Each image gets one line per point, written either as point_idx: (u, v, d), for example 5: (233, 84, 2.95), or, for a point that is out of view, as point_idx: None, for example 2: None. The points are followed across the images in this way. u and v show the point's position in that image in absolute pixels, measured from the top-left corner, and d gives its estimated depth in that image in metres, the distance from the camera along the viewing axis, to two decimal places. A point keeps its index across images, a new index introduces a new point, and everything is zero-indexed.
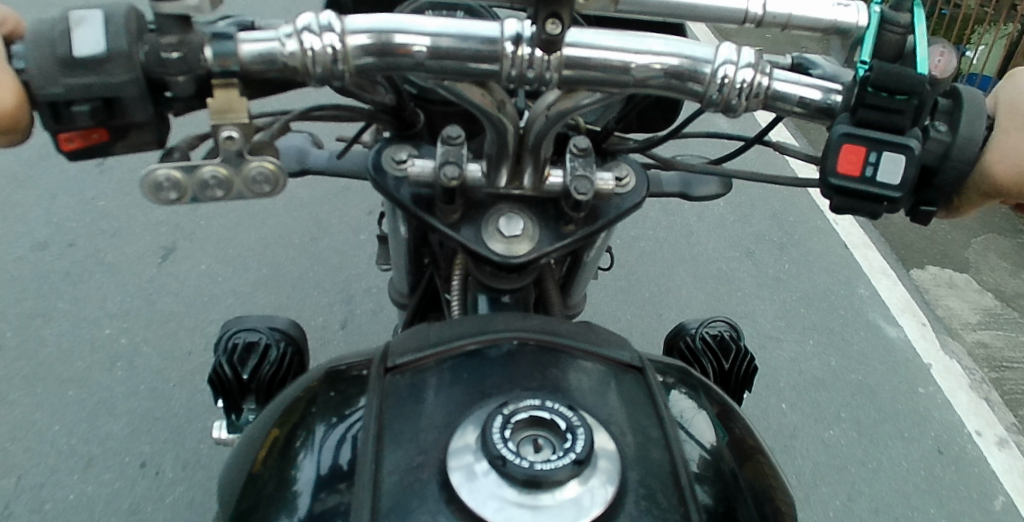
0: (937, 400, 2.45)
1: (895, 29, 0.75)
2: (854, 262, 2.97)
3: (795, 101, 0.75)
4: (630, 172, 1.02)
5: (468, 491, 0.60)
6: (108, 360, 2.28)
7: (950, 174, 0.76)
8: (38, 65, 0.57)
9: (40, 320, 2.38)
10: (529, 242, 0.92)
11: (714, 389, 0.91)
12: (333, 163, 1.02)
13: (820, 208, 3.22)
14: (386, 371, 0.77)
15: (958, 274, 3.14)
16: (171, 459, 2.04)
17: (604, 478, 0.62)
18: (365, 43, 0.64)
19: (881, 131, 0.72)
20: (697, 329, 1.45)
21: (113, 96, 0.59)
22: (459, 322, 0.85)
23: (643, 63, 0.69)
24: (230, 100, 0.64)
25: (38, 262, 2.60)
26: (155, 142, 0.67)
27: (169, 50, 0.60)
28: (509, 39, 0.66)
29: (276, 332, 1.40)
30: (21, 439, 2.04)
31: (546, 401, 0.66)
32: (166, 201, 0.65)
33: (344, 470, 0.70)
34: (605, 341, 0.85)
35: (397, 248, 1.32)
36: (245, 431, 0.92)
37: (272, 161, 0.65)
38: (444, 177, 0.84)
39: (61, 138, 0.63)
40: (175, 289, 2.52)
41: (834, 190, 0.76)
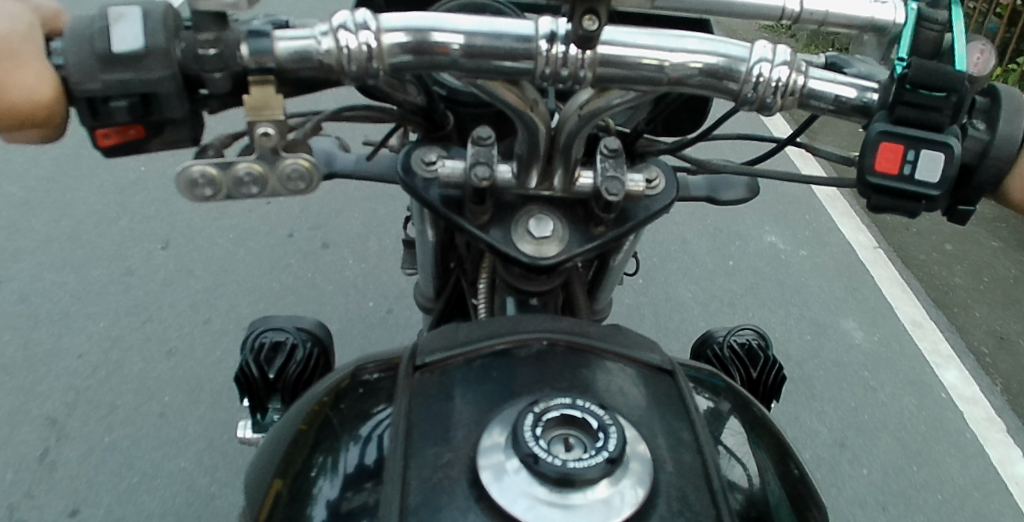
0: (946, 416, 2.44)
1: (934, 26, 0.72)
2: (866, 279, 2.98)
3: (832, 99, 0.74)
4: (660, 176, 1.00)
5: (498, 489, 0.59)
6: (136, 357, 2.31)
7: (990, 173, 0.74)
8: (78, 62, 0.58)
9: (74, 315, 2.43)
10: (559, 244, 0.92)
11: (745, 394, 0.90)
12: (361, 166, 1.02)
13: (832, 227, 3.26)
14: (415, 369, 0.77)
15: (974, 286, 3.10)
16: (197, 457, 2.05)
17: (635, 480, 0.61)
18: (403, 40, 0.65)
19: (919, 129, 0.71)
20: (724, 339, 1.43)
21: (150, 92, 0.60)
22: (487, 323, 0.84)
23: (678, 62, 0.69)
24: (267, 97, 0.64)
25: (70, 259, 2.64)
26: (189, 140, 0.67)
27: (206, 46, 0.61)
28: (543, 37, 0.66)
29: (303, 332, 1.40)
30: (55, 433, 2.08)
31: (577, 400, 0.65)
32: (201, 198, 0.66)
33: (371, 468, 0.70)
34: (635, 344, 0.84)
35: (424, 252, 1.32)
36: (270, 430, 0.92)
37: (306, 158, 0.66)
38: (475, 178, 0.84)
39: (98, 134, 0.64)
40: (206, 289, 2.56)
41: (870, 188, 0.74)
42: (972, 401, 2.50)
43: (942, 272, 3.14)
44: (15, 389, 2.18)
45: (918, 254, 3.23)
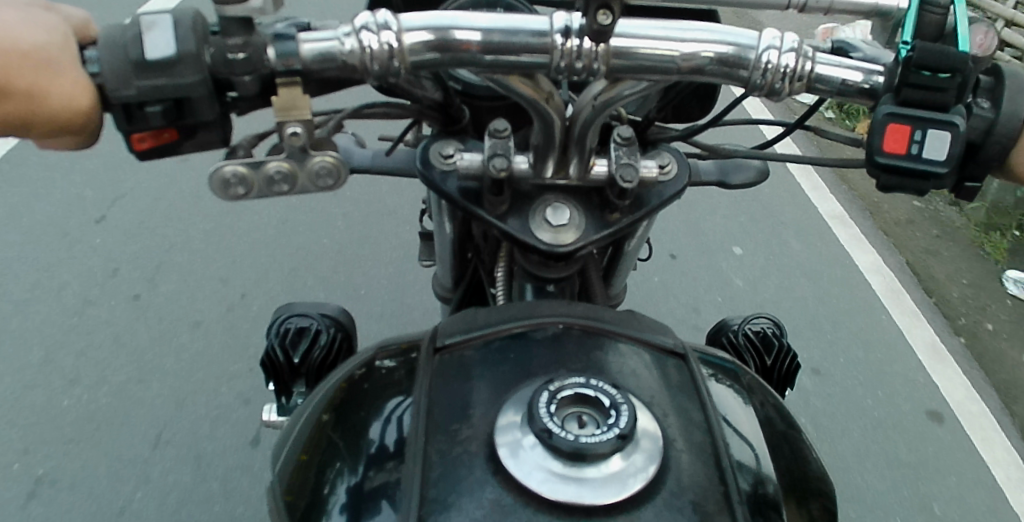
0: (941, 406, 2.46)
1: (934, 10, 0.75)
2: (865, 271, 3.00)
3: (838, 84, 0.75)
4: (672, 160, 1.03)
5: (515, 464, 0.62)
6: (162, 347, 2.37)
7: (994, 149, 0.75)
8: (112, 68, 0.61)
9: (103, 304, 2.49)
10: (575, 231, 0.95)
11: (755, 379, 0.92)
12: (378, 160, 1.05)
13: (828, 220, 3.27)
14: (435, 351, 0.80)
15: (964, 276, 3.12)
16: (225, 446, 2.12)
17: (645, 456, 0.64)
18: (426, 38, 0.67)
19: (924, 109, 0.73)
20: (739, 326, 1.45)
21: (183, 96, 0.63)
22: (504, 308, 0.87)
23: (689, 51, 0.70)
24: (294, 98, 0.67)
25: (96, 252, 2.70)
26: (220, 140, 0.71)
27: (235, 51, 0.64)
28: (558, 31, 0.68)
29: (327, 318, 1.44)
30: (86, 417, 2.15)
31: (590, 379, 0.68)
32: (233, 196, 0.69)
33: (392, 448, 0.73)
34: (648, 328, 0.87)
35: (441, 244, 1.35)
36: (294, 414, 0.95)
37: (333, 156, 0.69)
38: (493, 169, 0.87)
39: (134, 139, 0.67)
40: (231, 280, 2.63)
41: (878, 168, 0.75)
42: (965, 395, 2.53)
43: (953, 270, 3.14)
44: (45, 378, 2.24)
45: (928, 248, 3.24)
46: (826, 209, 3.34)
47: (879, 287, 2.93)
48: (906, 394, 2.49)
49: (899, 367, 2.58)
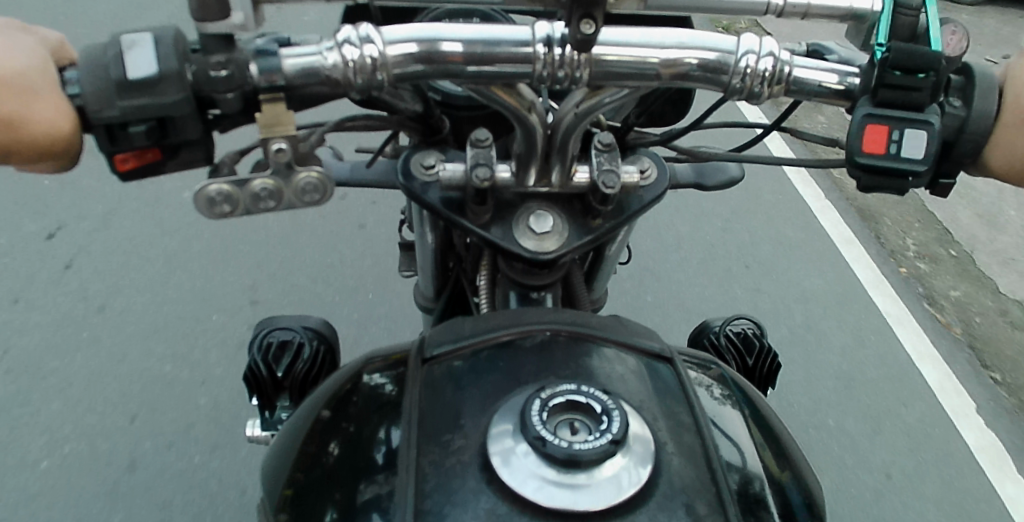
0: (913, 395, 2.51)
1: (908, 11, 0.77)
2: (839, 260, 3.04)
3: (815, 86, 0.77)
4: (651, 164, 1.04)
5: (508, 472, 0.63)
6: (143, 366, 2.33)
7: (967, 146, 0.78)
8: (94, 90, 0.61)
9: (78, 325, 2.44)
10: (559, 238, 0.95)
11: (739, 382, 0.94)
12: (357, 174, 1.05)
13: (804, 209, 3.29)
14: (423, 362, 0.80)
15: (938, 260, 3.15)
16: (210, 465, 2.07)
17: (638, 461, 0.64)
18: (412, 51, 0.68)
19: (900, 109, 0.75)
20: (721, 327, 1.46)
21: (166, 115, 0.62)
22: (491, 316, 0.87)
23: (669, 57, 0.72)
24: (278, 114, 0.67)
25: (73, 272, 2.65)
26: (204, 159, 0.70)
27: (217, 69, 0.64)
28: (540, 40, 0.69)
29: (309, 331, 1.43)
30: (63, 442, 2.10)
31: (582, 386, 0.69)
32: (219, 215, 0.69)
33: (381, 461, 0.73)
34: (634, 333, 0.88)
35: (423, 253, 1.35)
36: (280, 430, 0.94)
37: (319, 171, 0.68)
38: (476, 179, 0.87)
39: (117, 159, 0.66)
40: (210, 295, 2.60)
41: (859, 169, 0.77)
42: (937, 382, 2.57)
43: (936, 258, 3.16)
44: (22, 402, 2.19)
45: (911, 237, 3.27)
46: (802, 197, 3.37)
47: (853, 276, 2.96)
48: (885, 387, 2.52)
49: (880, 361, 2.61)
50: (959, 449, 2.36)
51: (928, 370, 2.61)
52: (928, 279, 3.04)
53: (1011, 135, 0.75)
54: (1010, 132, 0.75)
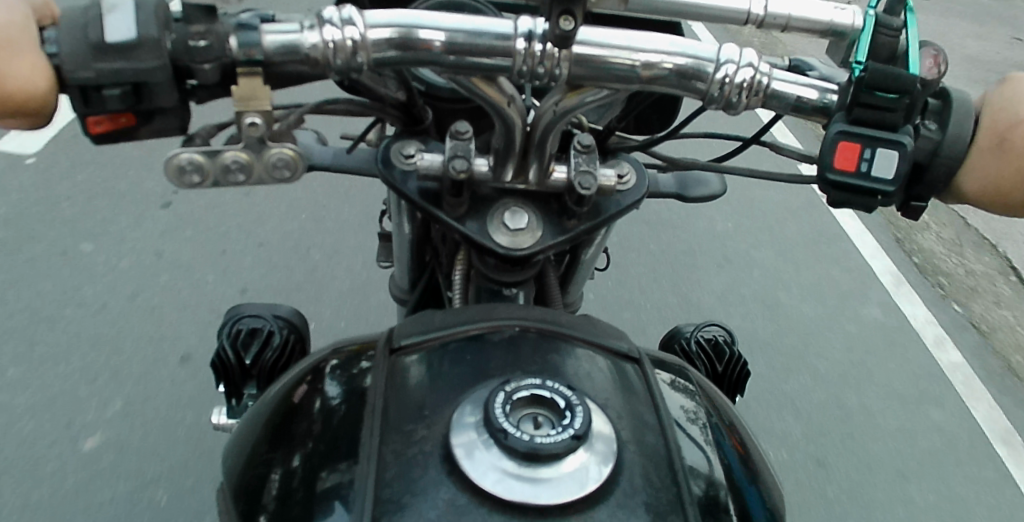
0: (879, 409, 2.55)
1: (889, 33, 0.78)
2: (812, 278, 3.10)
3: (794, 100, 0.78)
4: (630, 170, 1.05)
5: (469, 464, 0.62)
6: (107, 344, 2.26)
7: (940, 170, 0.79)
8: (70, 49, 0.60)
9: (44, 299, 2.38)
10: (534, 235, 0.95)
11: (706, 387, 0.94)
12: (339, 158, 1.04)
13: (781, 224, 3.36)
14: (391, 351, 0.80)
15: (914, 278, 3.22)
16: (172, 445, 2.02)
17: (600, 458, 0.64)
18: (390, 36, 0.67)
19: (874, 128, 0.76)
20: (691, 334, 1.48)
21: (142, 81, 0.62)
22: (462, 309, 0.87)
23: (650, 61, 0.72)
24: (255, 88, 0.66)
25: (43, 244, 2.58)
26: (178, 128, 0.69)
27: (196, 39, 0.63)
28: (521, 35, 0.69)
29: (280, 320, 1.42)
30: (18, 415, 2.03)
31: (547, 381, 0.69)
32: (189, 184, 0.68)
33: (344, 448, 0.72)
34: (604, 333, 0.88)
35: (400, 245, 1.35)
36: (243, 415, 0.92)
37: (292, 148, 0.68)
38: (453, 171, 0.87)
39: (89, 121, 0.65)
40: (182, 274, 2.54)
41: (831, 185, 0.79)
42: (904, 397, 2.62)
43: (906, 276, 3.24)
44: None
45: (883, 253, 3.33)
46: (779, 214, 3.43)
47: (824, 294, 3.03)
48: (851, 401, 2.57)
49: (847, 379, 2.65)
50: (922, 465, 2.40)
51: (899, 388, 2.65)
52: (903, 295, 3.09)
53: (985, 160, 0.77)
54: (985, 157, 0.77)
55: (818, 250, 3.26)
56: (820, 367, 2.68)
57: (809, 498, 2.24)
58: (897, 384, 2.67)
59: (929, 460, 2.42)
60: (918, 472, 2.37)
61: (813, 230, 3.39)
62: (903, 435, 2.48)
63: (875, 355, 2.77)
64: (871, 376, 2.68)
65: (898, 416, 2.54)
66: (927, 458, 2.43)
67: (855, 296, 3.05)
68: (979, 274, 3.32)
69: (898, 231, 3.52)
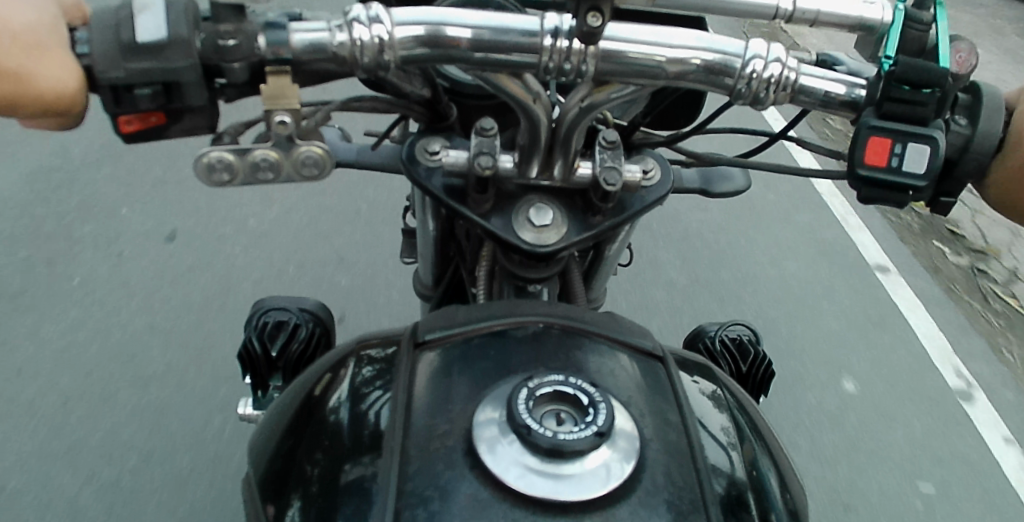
0: (904, 414, 2.53)
1: (918, 26, 0.77)
2: (836, 281, 3.07)
3: (822, 95, 0.77)
4: (655, 166, 1.04)
5: (491, 459, 0.63)
6: (135, 337, 2.31)
7: (971, 165, 0.77)
8: (102, 50, 0.61)
9: (77, 292, 2.45)
10: (558, 232, 0.95)
11: (731, 387, 0.94)
12: (364, 155, 1.05)
13: (805, 228, 3.34)
14: (416, 346, 0.81)
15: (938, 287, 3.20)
16: (201, 436, 2.07)
17: (622, 454, 0.64)
18: (418, 34, 0.68)
19: (905, 124, 0.75)
20: (716, 333, 1.47)
21: (172, 80, 0.63)
22: (486, 305, 0.87)
23: (677, 57, 0.72)
24: (282, 86, 0.67)
25: (76, 239, 2.65)
26: (207, 127, 0.70)
27: (226, 38, 0.65)
28: (548, 32, 0.69)
29: (306, 313, 1.43)
30: (53, 405, 2.09)
31: (570, 378, 0.69)
32: (218, 182, 0.69)
33: (369, 441, 0.73)
34: (627, 331, 0.87)
35: (424, 241, 1.36)
36: (269, 407, 0.94)
37: (320, 146, 0.69)
38: (478, 167, 0.87)
39: (120, 121, 0.66)
40: (210, 269, 2.59)
41: (861, 182, 0.77)
42: (930, 403, 2.59)
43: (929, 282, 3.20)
44: (17, 365, 2.19)
45: (907, 258, 3.30)
46: (801, 216, 3.42)
47: (848, 295, 3.01)
48: (875, 403, 2.54)
49: (872, 382, 2.62)
50: (950, 471, 2.37)
51: (926, 393, 2.62)
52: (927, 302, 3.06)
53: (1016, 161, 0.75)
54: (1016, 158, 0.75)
55: (839, 254, 3.23)
56: (843, 369, 2.65)
57: (831, 501, 2.21)
58: (919, 388, 2.64)
59: (955, 466, 2.39)
60: (946, 478, 2.34)
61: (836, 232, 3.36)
62: (929, 440, 2.46)
63: (897, 359, 2.74)
64: (896, 381, 2.65)
65: (921, 422, 2.51)
66: (949, 465, 2.39)
67: (879, 298, 3.01)
68: (1002, 286, 3.30)
69: (921, 240, 3.49)
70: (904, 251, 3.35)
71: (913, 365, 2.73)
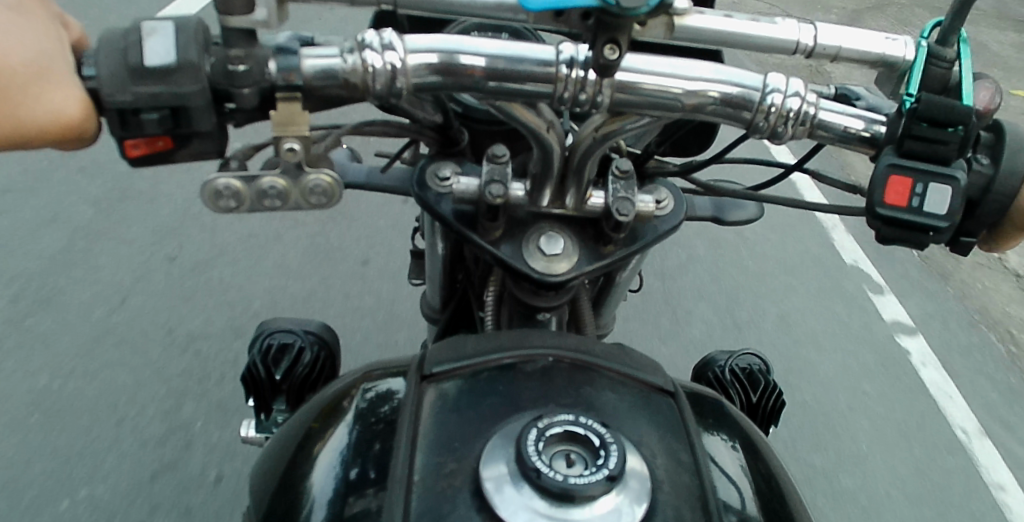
0: (909, 452, 2.51)
1: (940, 63, 0.75)
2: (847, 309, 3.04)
3: (841, 131, 0.76)
4: (669, 195, 1.03)
5: (499, 502, 0.60)
6: (139, 358, 2.31)
7: (991, 207, 0.76)
8: (109, 74, 0.60)
9: (86, 310, 2.46)
10: (569, 261, 0.94)
11: (744, 423, 0.91)
12: (373, 177, 1.04)
13: (816, 252, 3.30)
14: (422, 378, 0.78)
15: (951, 314, 3.15)
16: (203, 459, 2.06)
17: (634, 498, 0.62)
18: (432, 61, 0.67)
19: (925, 162, 0.73)
20: (726, 363, 1.45)
21: (179, 105, 0.62)
22: (495, 336, 0.85)
23: (694, 90, 0.71)
24: (292, 113, 0.66)
25: (86, 256, 2.67)
26: (215, 152, 0.69)
27: (236, 62, 0.64)
28: (564, 61, 0.68)
29: (310, 335, 1.42)
30: (56, 424, 2.09)
31: (580, 417, 0.67)
32: (224, 208, 0.68)
33: (373, 474, 0.71)
34: (639, 364, 0.85)
35: (433, 264, 1.35)
36: (271, 435, 0.92)
37: (329, 174, 0.68)
38: (490, 196, 0.86)
39: (127, 145, 0.65)
40: (217, 289, 2.60)
41: (879, 220, 0.76)
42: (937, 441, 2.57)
43: (944, 313, 3.15)
44: (23, 383, 2.19)
45: (919, 287, 3.27)
46: (813, 240, 3.39)
47: (860, 324, 2.97)
48: (880, 440, 2.52)
49: (879, 417, 2.59)
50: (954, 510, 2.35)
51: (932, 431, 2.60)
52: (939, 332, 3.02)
53: None
54: None
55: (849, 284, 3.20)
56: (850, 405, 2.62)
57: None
58: (926, 425, 2.61)
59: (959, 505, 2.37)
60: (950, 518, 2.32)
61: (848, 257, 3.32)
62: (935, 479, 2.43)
63: (907, 395, 2.70)
64: (904, 415, 2.63)
65: (925, 460, 2.49)
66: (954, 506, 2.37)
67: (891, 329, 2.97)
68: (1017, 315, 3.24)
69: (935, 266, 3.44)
70: (917, 278, 3.31)
71: (923, 401, 2.69)
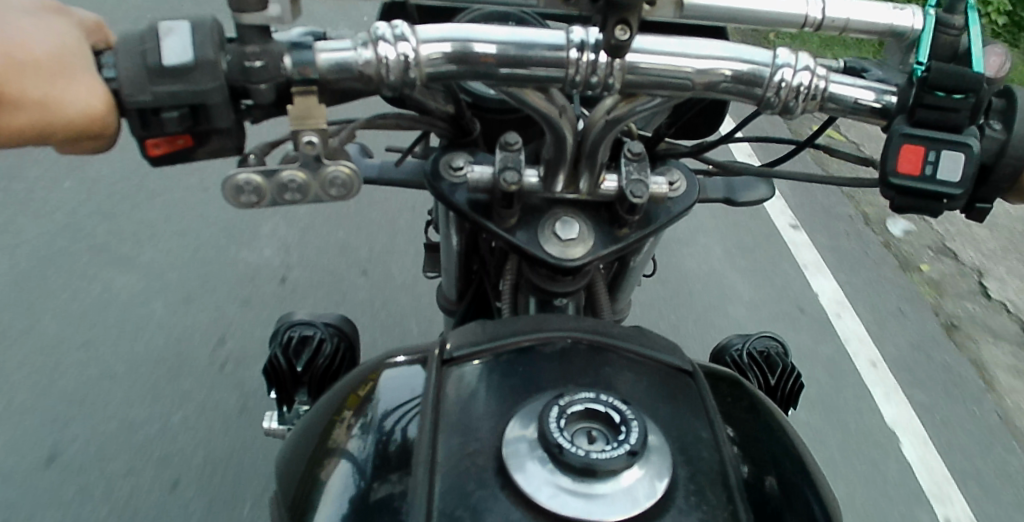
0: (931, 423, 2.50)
1: (948, 31, 0.77)
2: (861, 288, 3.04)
3: (852, 103, 0.76)
4: (681, 177, 1.04)
5: (523, 478, 0.62)
6: (162, 356, 2.34)
7: (1007, 171, 0.76)
8: (129, 74, 0.62)
9: (108, 308, 2.49)
10: (585, 246, 0.95)
11: (763, 400, 0.92)
12: (386, 172, 1.06)
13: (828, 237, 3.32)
14: (443, 362, 0.80)
15: (962, 289, 3.14)
16: (229, 451, 2.10)
17: (656, 472, 0.63)
18: (445, 50, 0.68)
19: (937, 131, 0.73)
20: (742, 346, 1.45)
21: (198, 102, 0.64)
22: (513, 320, 0.86)
23: (705, 69, 0.71)
24: (309, 106, 0.68)
25: (106, 257, 2.70)
26: (234, 149, 0.71)
27: (252, 59, 0.65)
28: (574, 45, 0.69)
29: (330, 327, 1.44)
30: (83, 421, 2.13)
31: (601, 395, 0.68)
32: (245, 204, 0.69)
33: (397, 459, 0.72)
34: (656, 344, 0.86)
35: (448, 256, 1.36)
36: (295, 427, 0.94)
37: (348, 166, 0.70)
38: (504, 182, 0.87)
39: (148, 144, 0.67)
40: (236, 285, 2.63)
41: (894, 191, 0.76)
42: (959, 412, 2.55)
43: (956, 289, 3.14)
44: (50, 382, 2.23)
45: (933, 263, 3.26)
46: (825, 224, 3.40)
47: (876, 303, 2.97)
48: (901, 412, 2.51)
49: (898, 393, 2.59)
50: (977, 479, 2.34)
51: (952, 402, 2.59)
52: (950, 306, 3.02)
53: None
54: None
55: (865, 264, 3.18)
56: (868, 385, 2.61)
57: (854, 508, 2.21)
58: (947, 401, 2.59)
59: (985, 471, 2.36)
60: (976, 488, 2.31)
61: (859, 239, 3.33)
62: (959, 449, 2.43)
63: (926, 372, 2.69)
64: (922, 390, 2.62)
65: (949, 441, 2.45)
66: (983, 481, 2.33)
67: (908, 309, 2.97)
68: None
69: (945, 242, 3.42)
70: (928, 255, 3.30)
71: (942, 378, 2.67)
